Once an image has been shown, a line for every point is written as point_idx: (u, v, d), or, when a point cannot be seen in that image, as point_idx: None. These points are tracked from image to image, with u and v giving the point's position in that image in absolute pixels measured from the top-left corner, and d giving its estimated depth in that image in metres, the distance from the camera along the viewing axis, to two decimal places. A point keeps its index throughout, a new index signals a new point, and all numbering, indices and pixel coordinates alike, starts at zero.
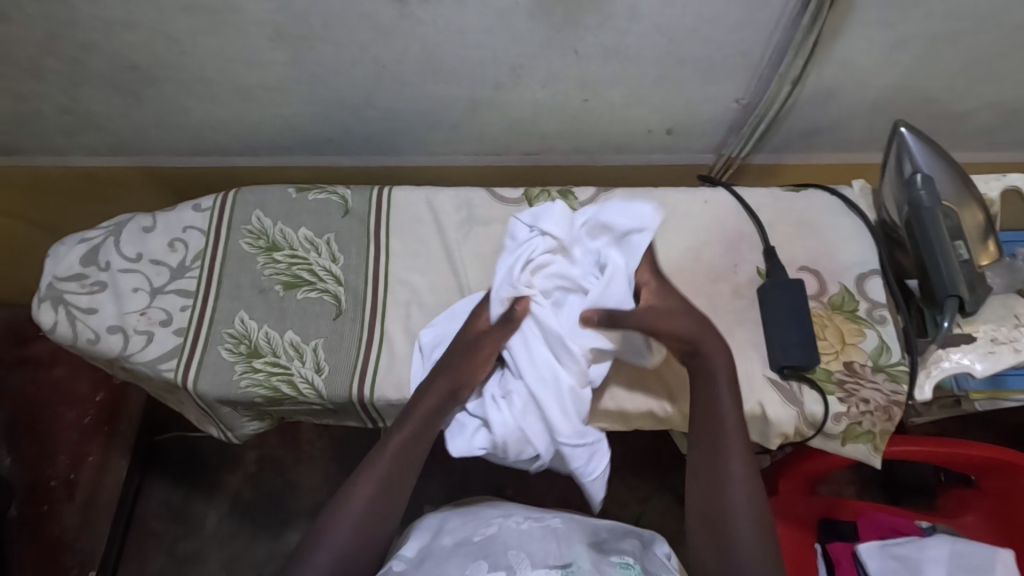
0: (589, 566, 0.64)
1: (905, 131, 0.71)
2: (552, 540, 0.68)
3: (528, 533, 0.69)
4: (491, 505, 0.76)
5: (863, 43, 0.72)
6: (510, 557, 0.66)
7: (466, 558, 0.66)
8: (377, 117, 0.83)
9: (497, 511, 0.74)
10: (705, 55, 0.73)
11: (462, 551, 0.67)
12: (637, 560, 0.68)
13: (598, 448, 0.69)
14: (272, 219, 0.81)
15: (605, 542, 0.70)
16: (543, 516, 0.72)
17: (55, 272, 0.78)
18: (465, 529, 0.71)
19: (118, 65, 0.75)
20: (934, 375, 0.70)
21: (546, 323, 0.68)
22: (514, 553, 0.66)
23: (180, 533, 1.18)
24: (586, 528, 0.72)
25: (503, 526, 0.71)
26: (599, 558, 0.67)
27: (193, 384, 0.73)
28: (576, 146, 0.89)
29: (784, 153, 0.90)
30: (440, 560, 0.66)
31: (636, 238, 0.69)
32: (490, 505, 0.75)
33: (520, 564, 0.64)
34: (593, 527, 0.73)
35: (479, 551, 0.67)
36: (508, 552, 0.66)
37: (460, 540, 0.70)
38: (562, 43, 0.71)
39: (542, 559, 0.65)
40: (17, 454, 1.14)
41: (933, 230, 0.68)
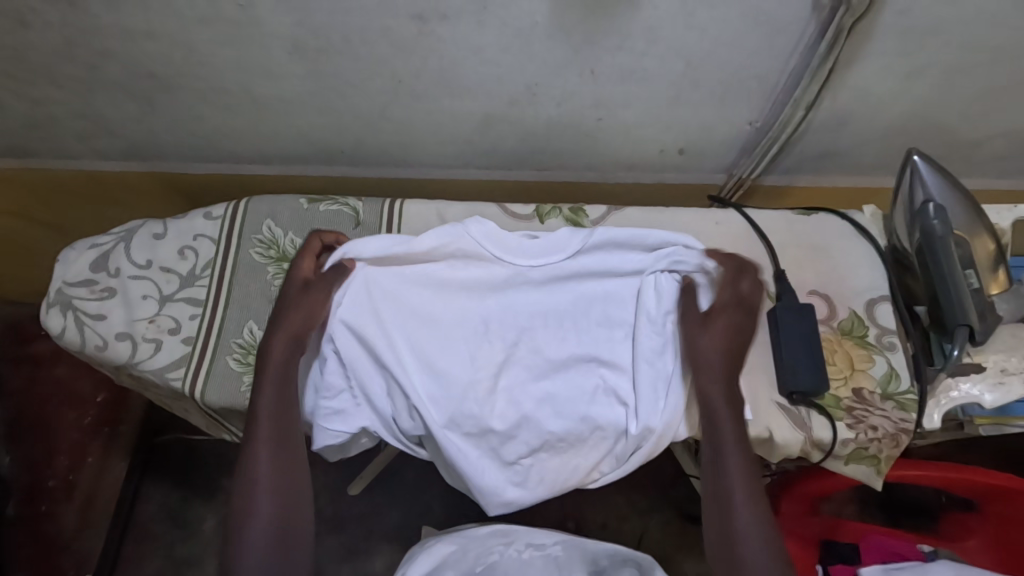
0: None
1: (919, 159, 0.70)
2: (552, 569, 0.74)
3: (529, 564, 0.74)
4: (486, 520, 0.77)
5: (879, 71, 0.72)
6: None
7: None
8: (391, 131, 0.83)
9: (500, 534, 0.76)
10: (721, 78, 0.73)
11: None
12: None
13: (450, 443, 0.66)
14: (283, 229, 0.81)
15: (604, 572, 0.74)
16: (544, 543, 0.75)
17: (65, 276, 0.78)
18: (467, 560, 0.73)
19: (135, 73, 0.75)
20: (943, 404, 0.71)
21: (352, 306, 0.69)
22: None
23: (178, 536, 1.20)
24: (586, 555, 0.76)
25: (505, 553, 0.74)
26: None
27: (201, 393, 0.73)
28: (588, 163, 0.89)
29: (795, 175, 0.90)
30: None
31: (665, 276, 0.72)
32: (489, 528, 0.76)
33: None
34: (592, 552, 0.76)
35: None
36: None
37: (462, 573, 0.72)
38: (579, 63, 0.71)
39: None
40: (14, 453, 1.12)
41: (947, 260, 0.68)
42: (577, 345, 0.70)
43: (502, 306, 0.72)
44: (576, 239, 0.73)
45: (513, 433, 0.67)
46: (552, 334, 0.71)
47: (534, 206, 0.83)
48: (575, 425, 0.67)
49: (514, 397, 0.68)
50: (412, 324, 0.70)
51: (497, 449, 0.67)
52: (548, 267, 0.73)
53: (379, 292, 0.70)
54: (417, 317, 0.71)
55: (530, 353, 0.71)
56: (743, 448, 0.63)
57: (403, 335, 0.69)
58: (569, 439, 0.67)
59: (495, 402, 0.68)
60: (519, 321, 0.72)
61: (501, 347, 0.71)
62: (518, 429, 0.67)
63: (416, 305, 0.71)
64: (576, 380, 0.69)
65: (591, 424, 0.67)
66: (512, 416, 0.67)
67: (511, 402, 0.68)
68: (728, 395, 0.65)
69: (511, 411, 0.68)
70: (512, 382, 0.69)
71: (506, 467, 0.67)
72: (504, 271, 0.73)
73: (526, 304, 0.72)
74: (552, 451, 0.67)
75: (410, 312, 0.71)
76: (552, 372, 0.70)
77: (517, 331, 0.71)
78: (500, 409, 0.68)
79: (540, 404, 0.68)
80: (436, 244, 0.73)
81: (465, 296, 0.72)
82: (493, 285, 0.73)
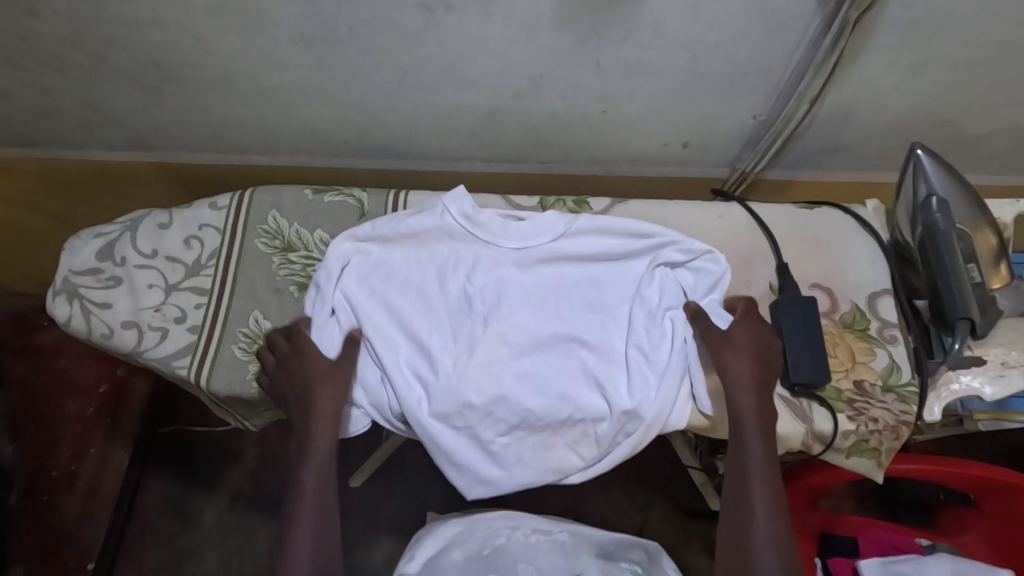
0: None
1: (921, 153, 0.71)
2: (558, 555, 0.75)
3: (536, 547, 0.75)
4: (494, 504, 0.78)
5: (884, 65, 0.72)
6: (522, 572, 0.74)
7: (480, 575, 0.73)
8: (396, 122, 0.83)
9: (505, 518, 0.76)
10: (726, 71, 0.73)
11: (475, 566, 0.74)
12: None
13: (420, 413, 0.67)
14: (288, 220, 0.81)
15: (612, 556, 0.76)
16: (550, 529, 0.77)
17: (71, 265, 0.78)
18: (473, 541, 0.75)
19: (142, 62, 0.75)
20: (944, 397, 0.71)
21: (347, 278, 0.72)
22: (523, 568, 0.74)
23: (179, 528, 1.21)
24: (592, 540, 0.77)
25: (511, 536, 0.76)
26: (610, 564, 0.75)
27: (207, 381, 0.73)
28: (592, 156, 0.89)
29: (798, 170, 0.91)
30: None
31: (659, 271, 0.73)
32: (490, 513, 0.76)
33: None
34: (600, 540, 0.77)
35: (491, 566, 0.73)
36: (519, 566, 0.74)
37: (470, 555, 0.74)
38: (585, 55, 0.71)
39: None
40: (19, 443, 1.12)
41: (948, 253, 0.68)
42: (552, 326, 0.71)
43: (499, 283, 0.72)
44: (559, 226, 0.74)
45: (491, 409, 0.68)
46: (529, 317, 0.71)
47: (538, 197, 0.84)
48: (551, 404, 0.68)
49: (494, 371, 0.69)
50: (406, 298, 0.72)
51: (475, 425, 0.68)
52: (531, 245, 0.74)
53: (376, 265, 0.73)
54: (414, 293, 0.72)
55: (512, 332, 0.70)
56: (768, 471, 0.64)
57: (392, 308, 0.71)
58: (546, 419, 0.68)
59: (472, 377, 0.68)
60: (499, 295, 0.72)
61: (483, 324, 0.71)
62: (499, 409, 0.68)
63: (414, 280, 0.73)
64: (560, 361, 0.70)
65: (572, 403, 0.68)
66: (490, 390, 0.68)
67: (482, 387, 0.68)
68: (761, 415, 0.65)
69: (490, 387, 0.68)
70: (508, 362, 0.69)
71: (480, 447, 0.68)
72: (489, 253, 0.73)
73: (515, 280, 0.72)
74: (528, 429, 0.69)
75: (407, 288, 0.72)
76: (537, 351, 0.70)
77: (501, 313, 0.71)
78: (473, 388, 0.68)
79: (519, 383, 0.69)
80: (427, 226, 0.74)
81: (464, 275, 0.73)
82: (485, 263, 0.73)
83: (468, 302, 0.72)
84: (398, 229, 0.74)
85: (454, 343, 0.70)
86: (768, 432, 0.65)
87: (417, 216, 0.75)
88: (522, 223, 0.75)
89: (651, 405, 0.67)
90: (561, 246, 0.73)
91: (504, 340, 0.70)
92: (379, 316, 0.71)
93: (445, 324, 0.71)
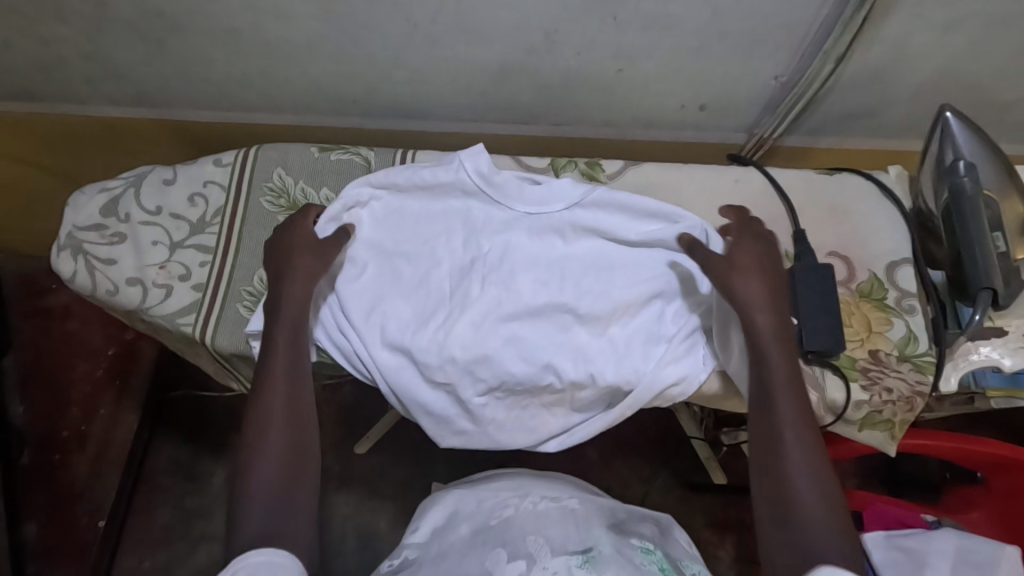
0: (610, 549, 0.64)
1: (950, 116, 0.69)
2: (570, 522, 0.69)
3: (544, 514, 0.71)
4: (504, 491, 0.76)
5: (915, 22, 0.69)
6: (530, 543, 0.65)
7: (484, 546, 0.66)
8: (404, 79, 0.81)
9: (512, 493, 0.76)
10: (749, 27, 0.70)
11: (480, 538, 0.68)
12: (658, 545, 0.70)
13: (399, 370, 0.68)
14: (294, 178, 0.80)
15: (624, 525, 0.72)
16: (559, 496, 0.74)
17: (75, 220, 0.77)
18: (479, 517, 0.72)
19: (144, 11, 0.73)
20: (962, 367, 0.69)
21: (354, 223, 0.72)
22: (533, 539, 0.66)
23: (188, 488, 1.22)
24: (602, 511, 0.73)
25: (519, 507, 0.73)
26: (620, 540, 0.68)
27: (212, 339, 0.73)
28: (605, 119, 0.87)
29: (818, 136, 0.88)
30: (459, 554, 0.66)
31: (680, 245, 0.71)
32: (493, 487, 0.78)
33: (540, 552, 0.63)
34: (611, 510, 0.75)
35: (496, 532, 0.68)
36: (527, 537, 0.66)
37: (476, 526, 0.71)
38: (601, 8, 0.68)
39: (561, 544, 0.65)
40: (29, 402, 1.13)
41: (973, 219, 0.66)
42: (532, 290, 0.69)
43: (503, 246, 0.71)
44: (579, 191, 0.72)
45: (458, 358, 0.67)
46: (530, 287, 0.70)
47: (549, 160, 0.81)
48: (536, 372, 0.67)
49: (481, 326, 0.68)
50: (394, 242, 0.72)
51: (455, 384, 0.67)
52: (543, 215, 0.72)
53: (385, 212, 0.73)
54: (402, 241, 0.72)
55: (505, 292, 0.69)
56: (792, 390, 0.61)
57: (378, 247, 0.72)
58: (527, 386, 0.67)
59: (458, 328, 0.67)
60: (505, 257, 0.71)
61: (478, 282, 0.69)
62: (478, 372, 0.67)
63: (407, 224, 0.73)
64: (549, 330, 0.69)
65: (553, 372, 0.67)
66: (473, 343, 0.67)
67: (455, 334, 0.67)
68: (783, 340, 0.62)
69: (475, 346, 0.67)
70: (482, 318, 0.68)
71: (454, 404, 0.69)
72: (501, 215, 0.72)
73: (521, 246, 0.71)
74: (506, 392, 0.68)
75: (395, 234, 0.72)
76: (529, 316, 0.69)
77: (501, 276, 0.70)
78: (458, 340, 0.67)
79: (505, 348, 0.67)
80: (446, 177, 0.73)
81: (464, 228, 0.72)
82: (497, 231, 0.72)
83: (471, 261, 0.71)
84: (406, 174, 0.73)
85: (429, 292, 0.70)
86: (790, 353, 0.62)
87: (428, 168, 0.74)
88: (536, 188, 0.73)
89: (642, 380, 0.67)
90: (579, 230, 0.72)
91: (496, 300, 0.69)
92: (380, 271, 0.71)
93: (436, 284, 0.70)
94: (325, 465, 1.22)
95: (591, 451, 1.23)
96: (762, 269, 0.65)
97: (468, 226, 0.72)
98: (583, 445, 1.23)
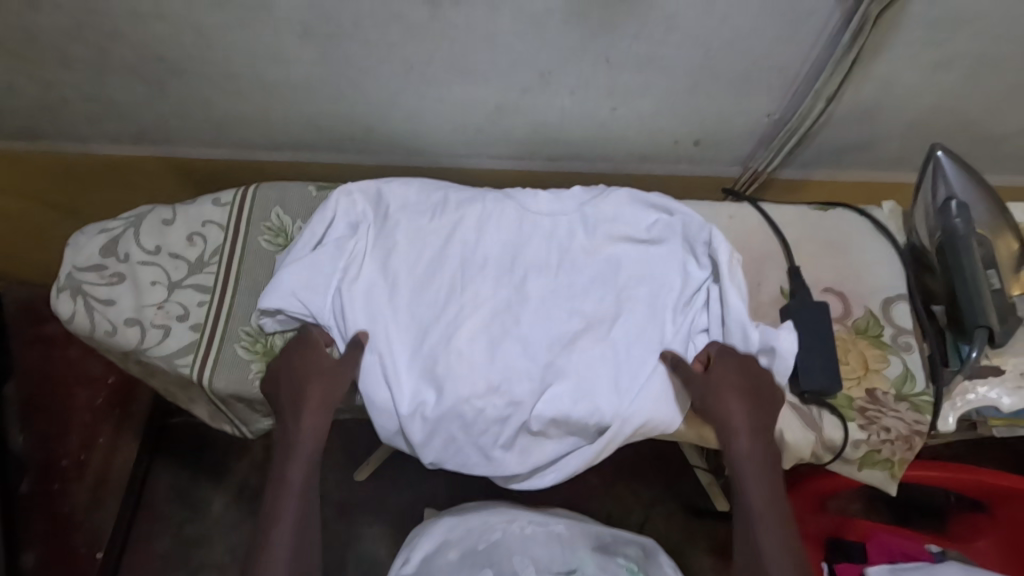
0: (593, 571, 0.78)
1: (941, 154, 0.69)
2: (555, 546, 0.80)
3: (532, 538, 0.81)
4: (486, 507, 0.84)
5: (904, 62, 0.70)
6: (516, 562, 0.78)
7: (474, 567, 0.78)
8: (400, 118, 0.82)
9: (498, 513, 0.83)
10: (741, 67, 0.71)
11: (469, 560, 0.79)
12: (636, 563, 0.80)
13: (395, 364, 0.68)
14: (292, 217, 0.81)
15: (607, 544, 0.82)
16: (545, 520, 0.82)
17: (74, 261, 0.78)
18: (469, 537, 0.81)
19: (145, 56, 0.74)
20: (960, 407, 0.69)
21: (348, 219, 0.74)
22: (519, 559, 0.78)
23: (187, 517, 1.22)
24: (587, 530, 0.83)
25: (507, 530, 0.82)
26: (598, 559, 0.80)
27: (209, 380, 0.73)
28: (601, 153, 0.87)
29: (812, 169, 0.88)
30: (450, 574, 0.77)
31: (668, 242, 0.74)
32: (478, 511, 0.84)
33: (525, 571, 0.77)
34: (593, 530, 0.83)
35: (486, 561, 0.78)
36: (514, 558, 0.78)
37: (465, 550, 0.80)
38: (595, 51, 0.69)
39: (545, 565, 0.78)
40: (30, 428, 1.12)
41: (966, 258, 0.66)
42: (542, 295, 0.72)
43: (509, 247, 0.74)
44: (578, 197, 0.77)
45: (437, 374, 0.68)
46: (544, 297, 0.72)
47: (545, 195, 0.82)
48: (537, 370, 0.69)
49: (494, 340, 0.70)
50: (407, 226, 0.74)
51: (449, 382, 0.67)
52: (560, 216, 0.75)
53: (378, 213, 0.75)
54: (411, 247, 0.73)
55: (514, 298, 0.72)
56: (779, 519, 0.62)
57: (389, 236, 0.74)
58: (525, 382, 0.68)
59: (465, 327, 0.70)
60: (516, 272, 0.73)
61: (492, 285, 0.72)
62: (487, 362, 0.69)
63: (430, 212, 0.75)
64: (554, 328, 0.71)
65: (555, 372, 0.68)
66: (470, 360, 0.68)
67: (459, 353, 0.69)
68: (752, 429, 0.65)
69: (483, 343, 0.70)
70: (488, 323, 0.71)
71: (450, 403, 0.66)
72: (514, 215, 0.75)
73: (531, 241, 0.74)
74: (505, 396, 0.67)
75: (414, 230, 0.74)
76: (534, 316, 0.71)
77: (514, 278, 0.73)
78: (458, 352, 0.69)
79: (530, 390, 0.68)
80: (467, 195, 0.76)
81: (481, 226, 0.75)
82: (521, 233, 0.75)
83: (480, 266, 0.73)
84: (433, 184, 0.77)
85: (428, 292, 0.72)
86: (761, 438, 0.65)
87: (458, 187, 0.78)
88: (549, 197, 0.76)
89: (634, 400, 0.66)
90: (552, 220, 0.75)
91: (507, 301, 0.72)
92: (374, 266, 0.72)
93: (435, 284, 0.72)
94: (324, 495, 1.21)
95: (592, 478, 1.22)
96: (733, 359, 0.66)
97: (484, 232, 0.74)
98: (584, 472, 1.22)
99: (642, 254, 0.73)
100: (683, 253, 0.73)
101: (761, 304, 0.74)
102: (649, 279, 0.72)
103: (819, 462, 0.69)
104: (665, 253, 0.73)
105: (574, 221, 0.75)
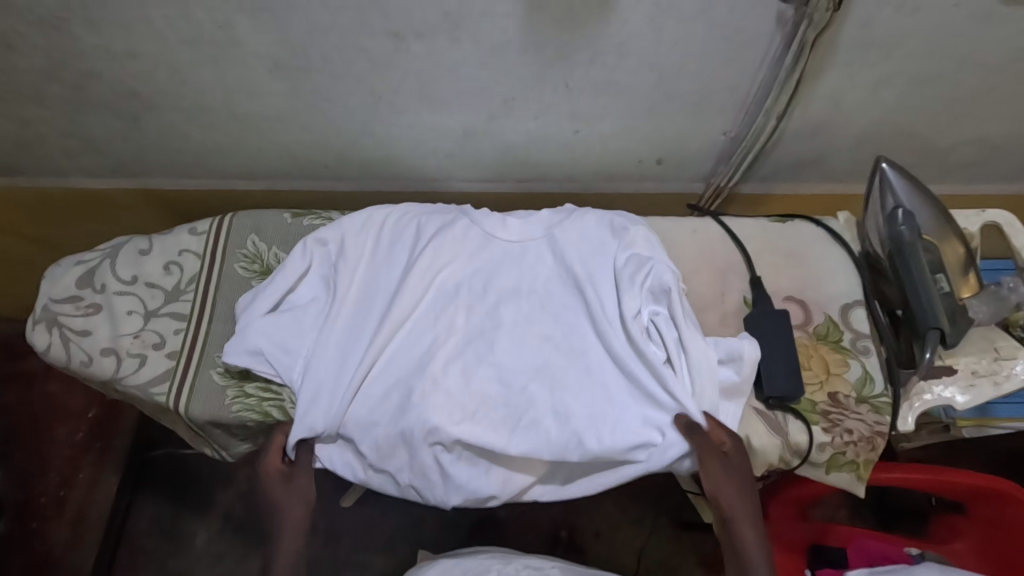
0: None
1: (886, 167, 0.73)
2: None
3: None
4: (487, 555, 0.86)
5: (845, 81, 0.74)
6: None
7: None
8: (371, 145, 0.84)
9: (496, 560, 0.85)
10: (695, 89, 0.75)
11: None
12: None
13: (376, 394, 0.71)
14: (267, 243, 0.83)
15: None
16: (541, 566, 0.84)
17: (51, 293, 0.79)
18: None
19: (120, 92, 0.77)
20: (917, 407, 0.71)
21: (317, 260, 0.78)
22: None
23: (168, 551, 1.15)
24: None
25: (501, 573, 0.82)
26: None
27: (185, 407, 0.74)
28: (569, 174, 0.91)
29: (772, 183, 0.92)
30: None
31: (621, 259, 0.74)
32: (477, 556, 0.86)
33: None
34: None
35: None
36: None
37: None
38: (553, 77, 0.72)
39: None
40: (10, 465, 1.11)
41: (915, 266, 0.70)
42: (509, 317, 0.73)
43: (475, 275, 0.76)
44: (540, 221, 0.79)
45: (410, 405, 0.68)
46: (516, 321, 0.73)
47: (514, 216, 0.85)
48: (508, 393, 0.70)
49: (469, 367, 0.71)
50: (381, 264, 0.77)
51: (421, 412, 0.68)
52: (528, 242, 0.78)
53: (344, 249, 0.78)
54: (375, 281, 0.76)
55: (486, 324, 0.73)
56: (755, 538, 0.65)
57: (357, 280, 0.76)
58: (497, 407, 0.69)
59: (440, 356, 0.71)
60: (485, 296, 0.75)
61: (464, 314, 0.74)
62: (461, 390, 0.70)
63: (399, 241, 0.78)
64: (524, 353, 0.71)
65: (529, 396, 0.69)
66: (445, 391, 0.69)
67: (435, 383, 0.69)
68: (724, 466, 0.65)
69: (458, 376, 0.70)
70: (462, 350, 0.72)
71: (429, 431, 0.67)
72: (478, 235, 0.78)
73: (499, 260, 0.77)
74: (478, 418, 0.68)
75: (381, 262, 0.77)
76: (502, 340, 0.72)
77: (486, 306, 0.74)
78: (434, 382, 0.69)
79: (502, 414, 0.69)
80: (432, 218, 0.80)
81: (447, 254, 0.76)
82: (492, 260, 0.77)
83: (445, 295, 0.75)
84: (396, 207, 0.81)
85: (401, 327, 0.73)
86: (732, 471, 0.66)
87: (430, 212, 0.81)
88: (514, 222, 0.79)
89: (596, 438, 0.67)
90: (522, 246, 0.77)
91: (479, 325, 0.73)
92: (346, 299, 0.75)
93: (401, 318, 0.73)
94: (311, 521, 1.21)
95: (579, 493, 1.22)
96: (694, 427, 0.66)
97: (453, 258, 0.76)
98: None
99: (593, 274, 0.74)
100: (629, 276, 0.73)
101: (722, 315, 0.77)
102: (603, 302, 0.72)
103: (788, 467, 0.70)
104: (610, 277, 0.74)
105: (544, 242, 0.77)
